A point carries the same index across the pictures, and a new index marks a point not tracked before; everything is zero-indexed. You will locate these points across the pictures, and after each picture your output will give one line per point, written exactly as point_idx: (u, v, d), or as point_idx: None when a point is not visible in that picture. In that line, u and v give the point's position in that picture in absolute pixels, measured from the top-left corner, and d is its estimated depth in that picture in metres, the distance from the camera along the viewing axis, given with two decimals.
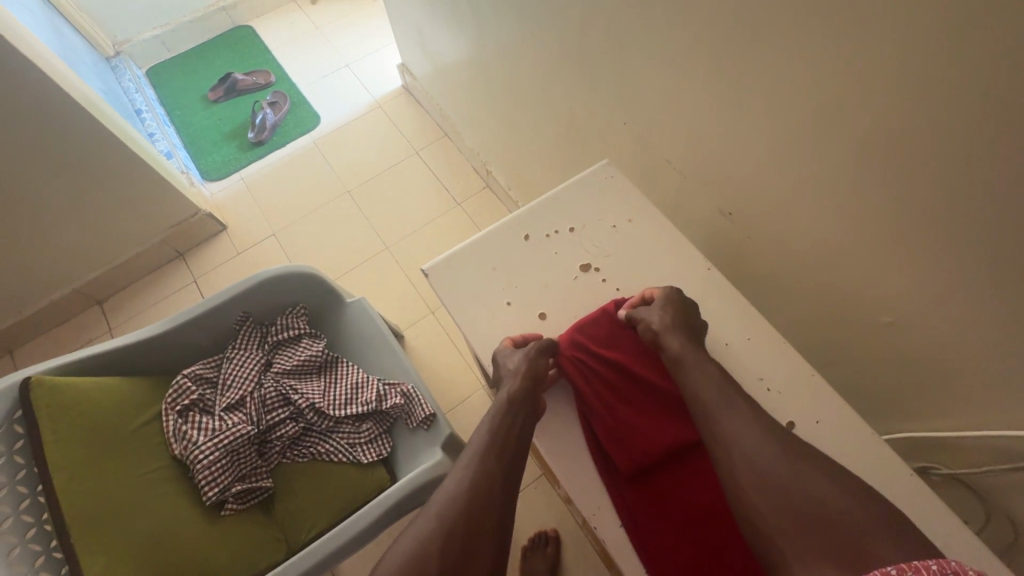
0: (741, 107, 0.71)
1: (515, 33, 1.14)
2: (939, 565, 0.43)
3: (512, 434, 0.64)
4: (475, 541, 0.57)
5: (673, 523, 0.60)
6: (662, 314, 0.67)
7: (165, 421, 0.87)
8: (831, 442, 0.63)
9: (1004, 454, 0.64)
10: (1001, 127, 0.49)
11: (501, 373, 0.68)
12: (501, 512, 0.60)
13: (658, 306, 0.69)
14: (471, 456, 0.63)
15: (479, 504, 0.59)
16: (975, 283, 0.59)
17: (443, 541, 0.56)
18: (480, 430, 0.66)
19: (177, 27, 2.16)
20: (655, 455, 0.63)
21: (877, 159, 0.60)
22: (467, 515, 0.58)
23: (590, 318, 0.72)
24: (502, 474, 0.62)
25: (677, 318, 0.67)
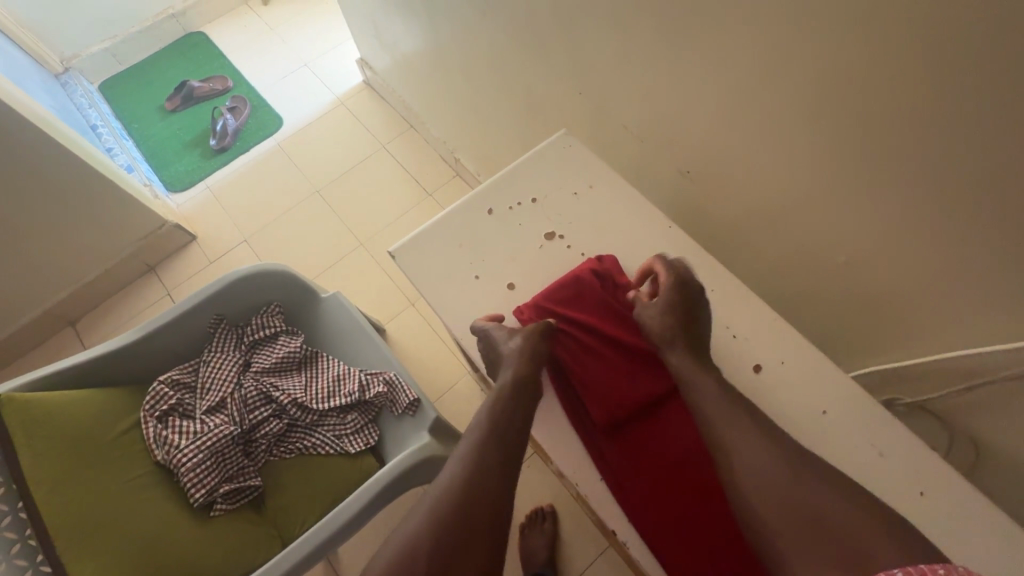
0: (688, 64, 0.72)
1: (467, 14, 1.14)
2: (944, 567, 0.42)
3: (507, 421, 0.63)
4: (472, 525, 0.56)
5: (658, 491, 0.61)
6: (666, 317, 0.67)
7: (144, 428, 0.87)
8: (798, 379, 0.65)
9: (960, 375, 0.67)
10: (927, 55, 0.51)
11: (501, 355, 0.67)
12: (498, 494, 0.58)
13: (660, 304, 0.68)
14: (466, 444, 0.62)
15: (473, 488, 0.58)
16: (920, 212, 0.61)
17: (434, 534, 0.55)
18: (476, 420, 0.64)
19: (126, 39, 2.11)
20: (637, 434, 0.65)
21: (819, 102, 0.62)
22: (462, 500, 0.57)
23: (570, 280, 0.71)
24: (493, 452, 0.61)
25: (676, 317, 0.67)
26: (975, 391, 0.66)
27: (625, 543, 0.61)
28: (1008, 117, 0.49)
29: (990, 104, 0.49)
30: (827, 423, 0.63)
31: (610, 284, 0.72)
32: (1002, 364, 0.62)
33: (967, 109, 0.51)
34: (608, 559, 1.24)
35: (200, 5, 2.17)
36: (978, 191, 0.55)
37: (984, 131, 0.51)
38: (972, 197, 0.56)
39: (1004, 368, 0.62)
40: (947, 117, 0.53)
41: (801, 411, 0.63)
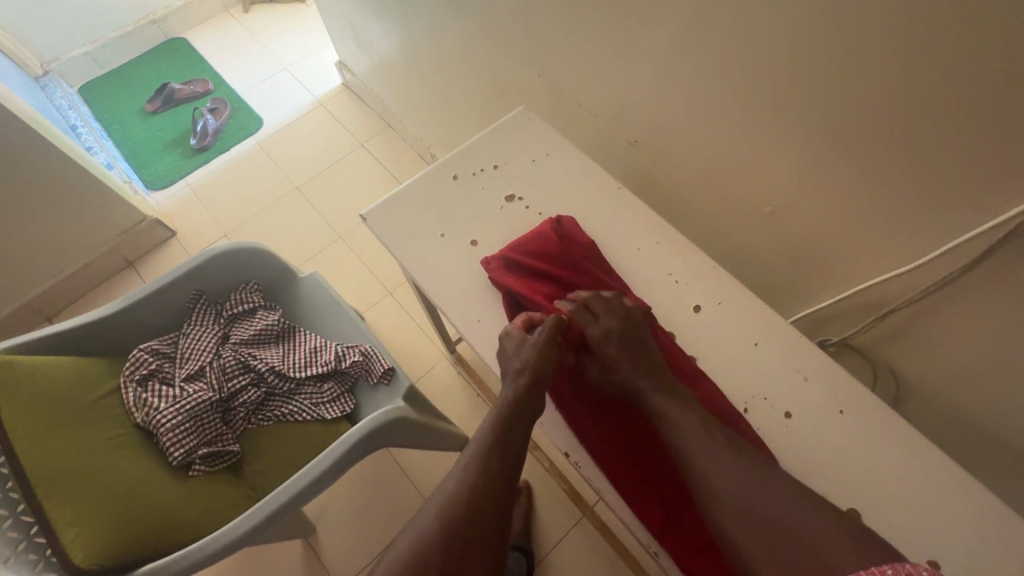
0: (631, 43, 0.80)
1: (437, 9, 1.21)
2: (893, 568, 0.43)
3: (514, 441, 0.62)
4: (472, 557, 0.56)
5: (636, 461, 0.64)
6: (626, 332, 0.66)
7: (125, 392, 0.90)
8: (732, 318, 0.72)
9: (873, 307, 0.74)
10: (819, 15, 0.58)
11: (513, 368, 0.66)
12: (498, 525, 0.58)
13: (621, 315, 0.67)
14: (471, 460, 0.61)
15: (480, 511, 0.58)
16: (830, 166, 0.69)
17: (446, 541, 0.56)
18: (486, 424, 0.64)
19: (106, 43, 2.15)
20: (629, 414, 0.67)
21: (740, 66, 0.69)
22: (466, 516, 0.57)
23: (532, 247, 0.75)
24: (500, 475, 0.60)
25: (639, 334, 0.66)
26: (886, 320, 0.74)
27: (575, 462, 0.69)
28: (886, 67, 0.57)
29: (871, 57, 0.57)
30: (758, 354, 0.69)
31: (567, 243, 0.75)
32: (905, 291, 0.69)
33: (855, 63, 0.59)
34: (582, 528, 1.28)
35: (182, 12, 2.23)
36: (870, 139, 0.63)
37: (869, 83, 0.59)
38: (865, 146, 0.64)
39: (905, 293, 0.70)
40: (839, 73, 0.61)
41: (735, 344, 0.70)
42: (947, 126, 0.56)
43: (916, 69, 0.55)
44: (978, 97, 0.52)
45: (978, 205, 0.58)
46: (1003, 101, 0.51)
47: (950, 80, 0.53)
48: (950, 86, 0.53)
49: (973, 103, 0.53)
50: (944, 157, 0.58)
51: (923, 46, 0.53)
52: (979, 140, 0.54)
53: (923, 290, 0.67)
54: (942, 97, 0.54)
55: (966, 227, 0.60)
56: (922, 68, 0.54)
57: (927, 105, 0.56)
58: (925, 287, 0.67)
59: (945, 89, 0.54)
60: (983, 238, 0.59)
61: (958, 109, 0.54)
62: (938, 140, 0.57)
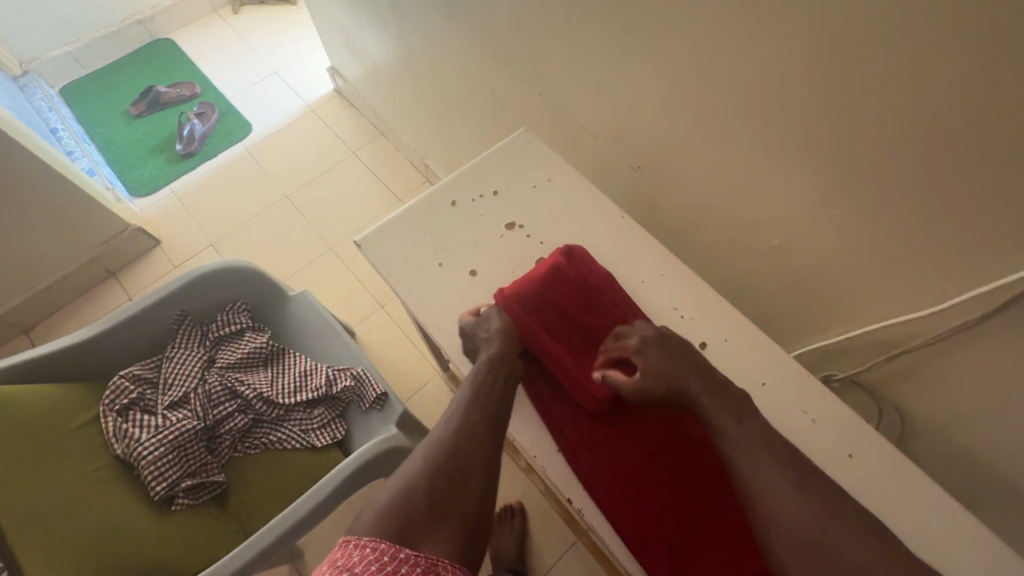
0: (638, 67, 0.78)
1: (434, 21, 1.18)
2: None
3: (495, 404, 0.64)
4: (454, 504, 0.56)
5: (646, 510, 0.62)
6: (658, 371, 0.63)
7: (104, 422, 0.86)
8: (739, 356, 0.70)
9: (882, 347, 0.73)
10: (840, 51, 0.56)
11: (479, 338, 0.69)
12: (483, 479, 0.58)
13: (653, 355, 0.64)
14: (454, 415, 0.62)
15: (462, 459, 0.58)
16: (843, 202, 0.67)
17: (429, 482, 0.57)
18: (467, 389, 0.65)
19: (89, 43, 2.08)
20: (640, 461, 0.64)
21: (752, 97, 0.67)
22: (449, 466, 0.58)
23: (540, 268, 0.73)
24: (482, 428, 0.61)
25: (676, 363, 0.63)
26: (895, 361, 0.72)
27: (579, 510, 0.65)
28: (908, 108, 0.55)
29: (893, 97, 0.55)
30: (765, 394, 0.68)
31: (581, 270, 0.73)
32: (918, 333, 0.68)
33: (875, 102, 0.57)
34: (575, 552, 1.26)
35: (169, 13, 2.17)
36: (886, 178, 0.61)
37: (888, 123, 0.57)
38: (881, 185, 0.62)
39: (917, 335, 0.68)
40: (856, 111, 0.59)
41: (743, 383, 0.68)
42: (969, 171, 0.54)
43: (940, 112, 0.53)
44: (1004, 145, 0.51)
45: (997, 252, 0.56)
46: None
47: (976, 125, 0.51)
48: (976, 131, 0.52)
49: (999, 150, 0.51)
50: (964, 202, 0.56)
51: (950, 89, 0.51)
52: (1003, 188, 0.53)
53: (936, 334, 0.66)
54: (966, 141, 0.53)
55: (983, 273, 0.59)
56: (947, 111, 0.52)
57: (949, 149, 0.54)
58: (939, 332, 0.65)
59: (970, 134, 0.52)
60: (1001, 287, 0.57)
61: (982, 154, 0.52)
62: (959, 184, 0.56)
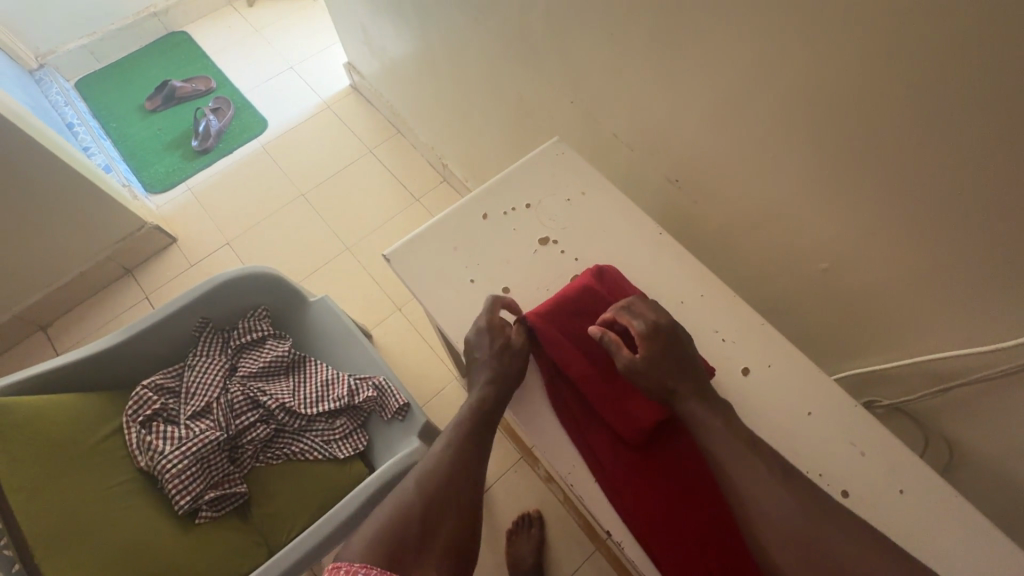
0: (680, 81, 0.75)
1: (459, 21, 1.14)
2: None
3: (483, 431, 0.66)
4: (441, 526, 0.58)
5: (684, 545, 0.59)
6: (656, 366, 0.62)
7: (127, 433, 0.86)
8: (783, 383, 0.68)
9: (933, 377, 0.70)
10: (914, 74, 0.53)
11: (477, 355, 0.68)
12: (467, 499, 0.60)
13: (652, 348, 0.63)
14: (442, 441, 0.64)
15: (450, 487, 0.60)
16: (898, 227, 0.64)
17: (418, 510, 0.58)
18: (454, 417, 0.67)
19: (104, 36, 2.06)
20: (677, 492, 0.62)
21: (805, 116, 0.64)
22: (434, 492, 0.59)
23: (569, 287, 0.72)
24: (471, 453, 0.63)
25: (671, 360, 0.63)
26: (948, 392, 0.70)
27: (619, 543, 0.63)
28: (987, 136, 0.51)
29: (971, 124, 0.52)
30: (811, 424, 0.65)
31: (614, 291, 0.71)
32: (975, 365, 0.65)
33: (948, 128, 0.53)
34: (594, 563, 1.25)
35: (183, 5, 2.14)
36: (950, 206, 0.58)
37: (958, 149, 0.54)
38: (944, 213, 0.59)
39: (975, 368, 0.65)
40: (920, 136, 0.56)
41: (786, 412, 0.66)
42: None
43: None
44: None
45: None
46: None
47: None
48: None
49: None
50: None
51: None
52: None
53: (996, 367, 0.63)
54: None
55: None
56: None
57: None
58: (1000, 365, 0.62)
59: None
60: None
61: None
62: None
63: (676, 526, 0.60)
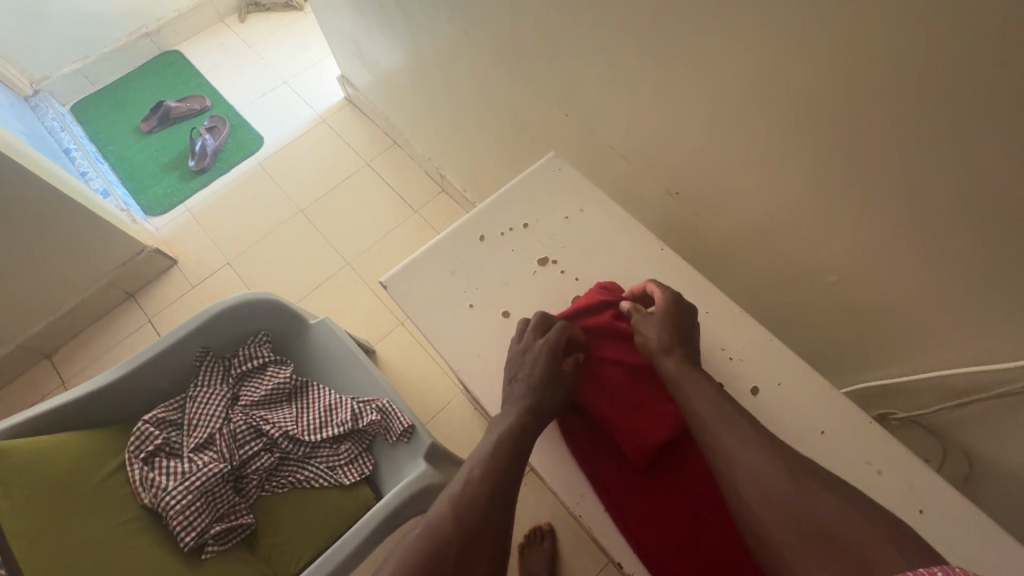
0: (676, 92, 0.73)
1: (450, 34, 1.13)
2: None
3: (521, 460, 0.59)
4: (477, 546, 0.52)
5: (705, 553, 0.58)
6: (661, 331, 0.65)
7: (130, 470, 0.85)
8: (793, 401, 0.66)
9: (949, 391, 0.68)
10: (924, 86, 0.50)
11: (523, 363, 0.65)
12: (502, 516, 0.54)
13: (653, 317, 0.67)
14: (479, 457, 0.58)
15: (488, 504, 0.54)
16: (907, 239, 0.62)
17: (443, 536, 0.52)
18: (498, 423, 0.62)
19: (98, 59, 2.06)
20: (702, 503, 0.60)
21: (807, 127, 0.62)
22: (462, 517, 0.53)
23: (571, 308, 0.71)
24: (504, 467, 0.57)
25: (673, 325, 0.66)
26: (965, 407, 0.67)
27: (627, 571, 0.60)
28: (1001, 146, 0.49)
29: (985, 135, 0.49)
30: (824, 444, 0.63)
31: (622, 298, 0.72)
32: (991, 380, 0.63)
33: (958, 139, 0.51)
34: None
35: (176, 24, 2.14)
36: (961, 217, 0.56)
37: (968, 160, 0.52)
38: (956, 224, 0.57)
39: (992, 383, 0.63)
40: (928, 146, 0.54)
41: (797, 432, 0.64)
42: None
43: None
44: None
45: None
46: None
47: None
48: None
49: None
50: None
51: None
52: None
53: (1012, 383, 0.61)
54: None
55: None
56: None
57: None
58: (1017, 380, 0.60)
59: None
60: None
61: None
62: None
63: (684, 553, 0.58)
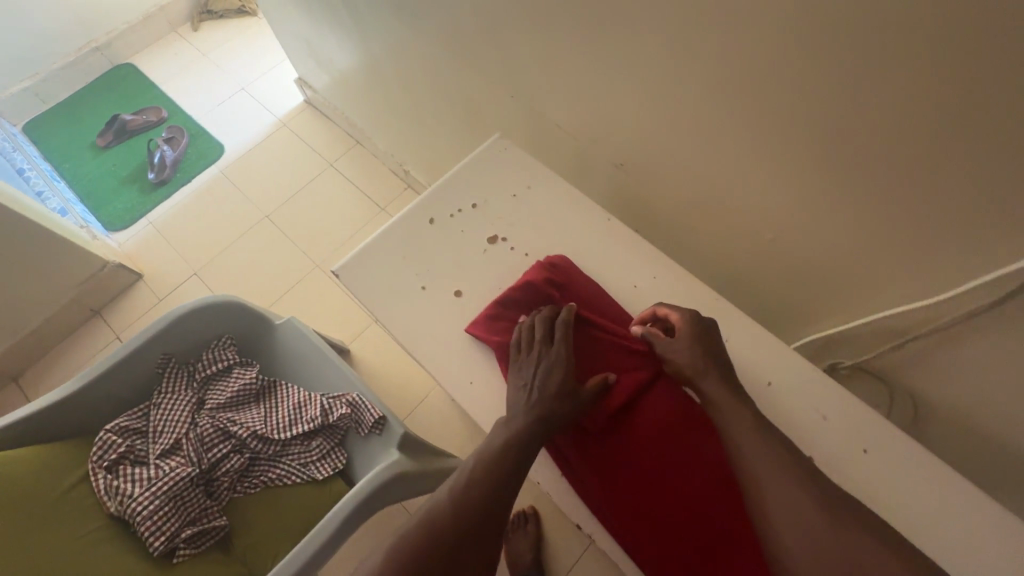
0: (612, 64, 0.74)
1: (397, 26, 1.13)
2: None
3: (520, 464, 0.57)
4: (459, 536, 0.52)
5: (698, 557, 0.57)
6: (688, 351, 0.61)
7: (94, 480, 0.84)
8: (740, 356, 0.68)
9: (888, 334, 0.71)
10: (840, 37, 0.52)
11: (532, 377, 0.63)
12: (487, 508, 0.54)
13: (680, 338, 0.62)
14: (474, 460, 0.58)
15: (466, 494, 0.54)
16: (836, 188, 0.64)
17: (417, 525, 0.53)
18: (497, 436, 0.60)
19: (48, 76, 2.01)
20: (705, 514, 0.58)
21: (734, 87, 0.64)
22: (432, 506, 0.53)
23: (520, 280, 0.72)
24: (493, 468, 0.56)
25: (703, 348, 0.61)
26: (902, 349, 0.70)
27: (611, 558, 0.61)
28: (907, 87, 0.51)
29: (900, 80, 0.51)
30: (771, 394, 0.65)
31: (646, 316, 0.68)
32: (923, 319, 0.66)
33: (868, 84, 0.54)
34: (592, 553, 1.25)
35: (126, 37, 2.10)
36: (881, 161, 0.58)
37: (880, 103, 0.54)
38: (877, 168, 0.59)
39: (925, 322, 0.66)
40: (843, 94, 0.56)
41: (746, 384, 0.66)
42: (986, 154, 0.51)
43: (953, 96, 0.49)
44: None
45: (1016, 234, 0.54)
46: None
47: (997, 106, 0.48)
48: (997, 112, 0.48)
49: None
50: (982, 186, 0.53)
51: (967, 70, 0.47)
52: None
53: (942, 319, 0.64)
54: (984, 124, 0.49)
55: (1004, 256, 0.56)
56: (959, 94, 0.49)
57: (966, 132, 0.51)
58: (946, 315, 0.63)
59: (990, 117, 0.48)
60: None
61: (1003, 135, 0.49)
62: (975, 167, 0.52)
63: (671, 555, 0.58)
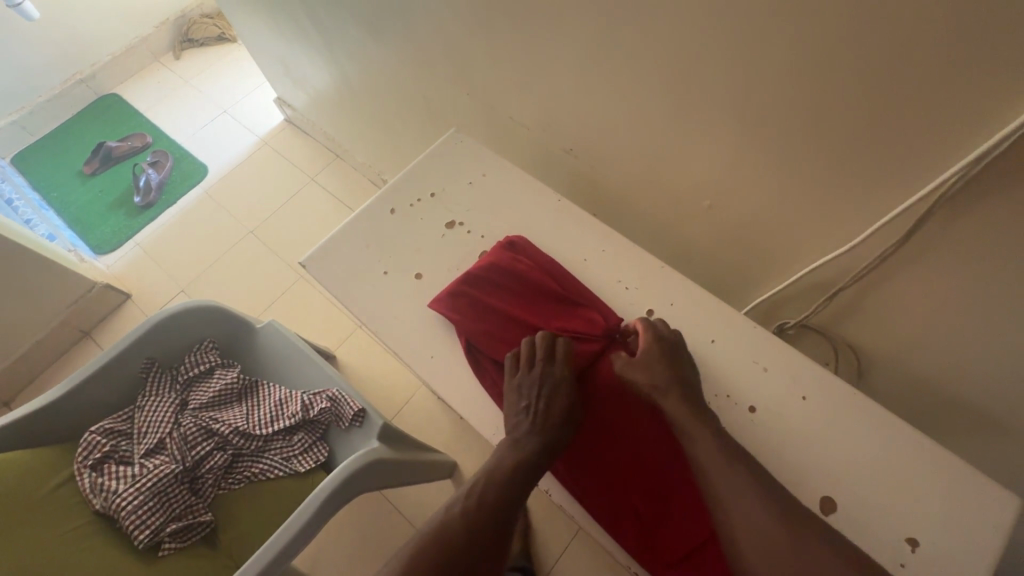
0: (550, 55, 0.80)
1: (360, 40, 1.18)
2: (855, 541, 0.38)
3: (513, 493, 0.57)
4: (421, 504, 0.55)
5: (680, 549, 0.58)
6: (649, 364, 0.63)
7: (79, 479, 0.87)
8: (685, 316, 0.72)
9: (824, 287, 0.76)
10: (738, 9, 0.58)
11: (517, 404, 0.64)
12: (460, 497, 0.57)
13: (643, 351, 0.64)
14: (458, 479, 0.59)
15: None
16: (760, 151, 0.69)
17: None
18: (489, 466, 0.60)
19: (33, 109, 2.07)
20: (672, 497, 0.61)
21: (657, 66, 0.70)
22: None
23: (481, 262, 0.75)
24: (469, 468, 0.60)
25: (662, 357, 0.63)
26: (836, 299, 0.76)
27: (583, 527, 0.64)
28: (800, 48, 0.57)
29: (793, 42, 0.57)
30: (716, 350, 0.69)
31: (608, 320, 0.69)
32: (853, 269, 0.71)
33: (768, 49, 0.59)
34: (581, 539, 1.27)
35: (110, 68, 2.17)
36: (792, 119, 0.63)
37: (782, 66, 0.60)
38: (791, 126, 0.64)
39: (854, 271, 0.71)
40: (749, 62, 0.62)
41: (691, 342, 0.70)
42: (877, 101, 0.56)
43: (841, 51, 0.54)
44: (906, 69, 0.52)
45: (916, 175, 0.59)
46: (934, 69, 0.51)
47: (878, 57, 0.53)
48: (877, 61, 0.53)
49: (904, 73, 0.52)
50: (878, 131, 0.58)
51: (845, 27, 0.53)
52: (915, 109, 0.54)
53: (867, 266, 0.69)
54: (871, 73, 0.54)
55: (909, 195, 0.61)
56: (846, 50, 0.54)
57: (858, 83, 0.56)
58: (869, 261, 0.69)
59: (873, 65, 0.54)
60: (927, 203, 0.59)
61: (888, 83, 0.54)
62: (872, 116, 0.57)
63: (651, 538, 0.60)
